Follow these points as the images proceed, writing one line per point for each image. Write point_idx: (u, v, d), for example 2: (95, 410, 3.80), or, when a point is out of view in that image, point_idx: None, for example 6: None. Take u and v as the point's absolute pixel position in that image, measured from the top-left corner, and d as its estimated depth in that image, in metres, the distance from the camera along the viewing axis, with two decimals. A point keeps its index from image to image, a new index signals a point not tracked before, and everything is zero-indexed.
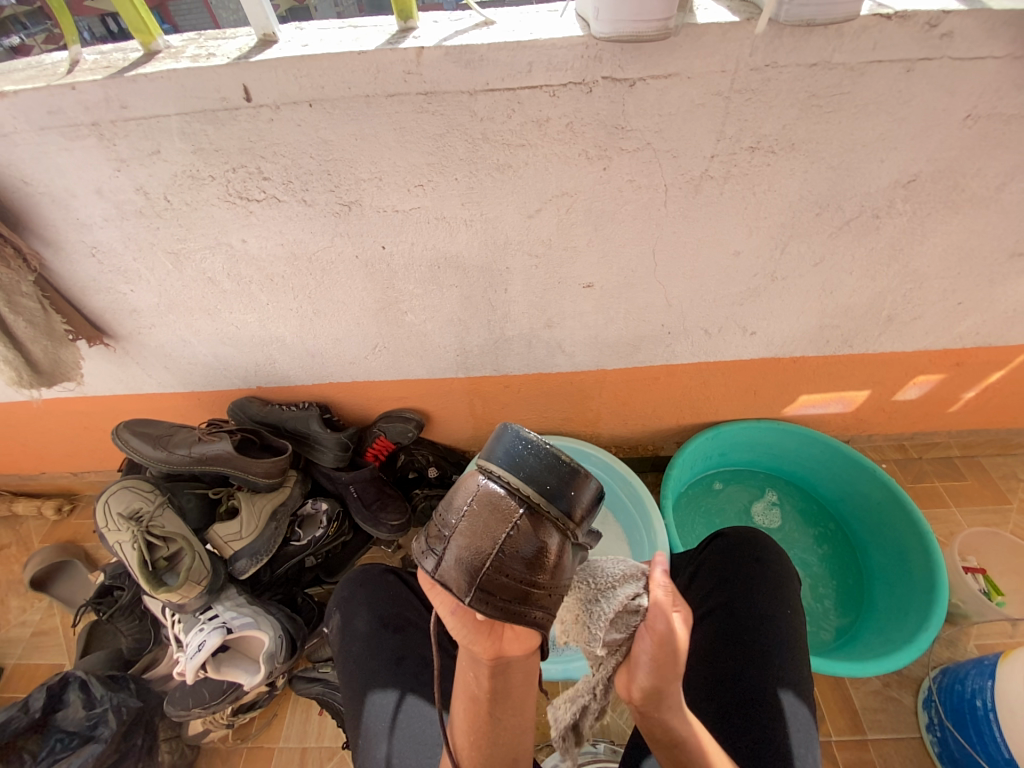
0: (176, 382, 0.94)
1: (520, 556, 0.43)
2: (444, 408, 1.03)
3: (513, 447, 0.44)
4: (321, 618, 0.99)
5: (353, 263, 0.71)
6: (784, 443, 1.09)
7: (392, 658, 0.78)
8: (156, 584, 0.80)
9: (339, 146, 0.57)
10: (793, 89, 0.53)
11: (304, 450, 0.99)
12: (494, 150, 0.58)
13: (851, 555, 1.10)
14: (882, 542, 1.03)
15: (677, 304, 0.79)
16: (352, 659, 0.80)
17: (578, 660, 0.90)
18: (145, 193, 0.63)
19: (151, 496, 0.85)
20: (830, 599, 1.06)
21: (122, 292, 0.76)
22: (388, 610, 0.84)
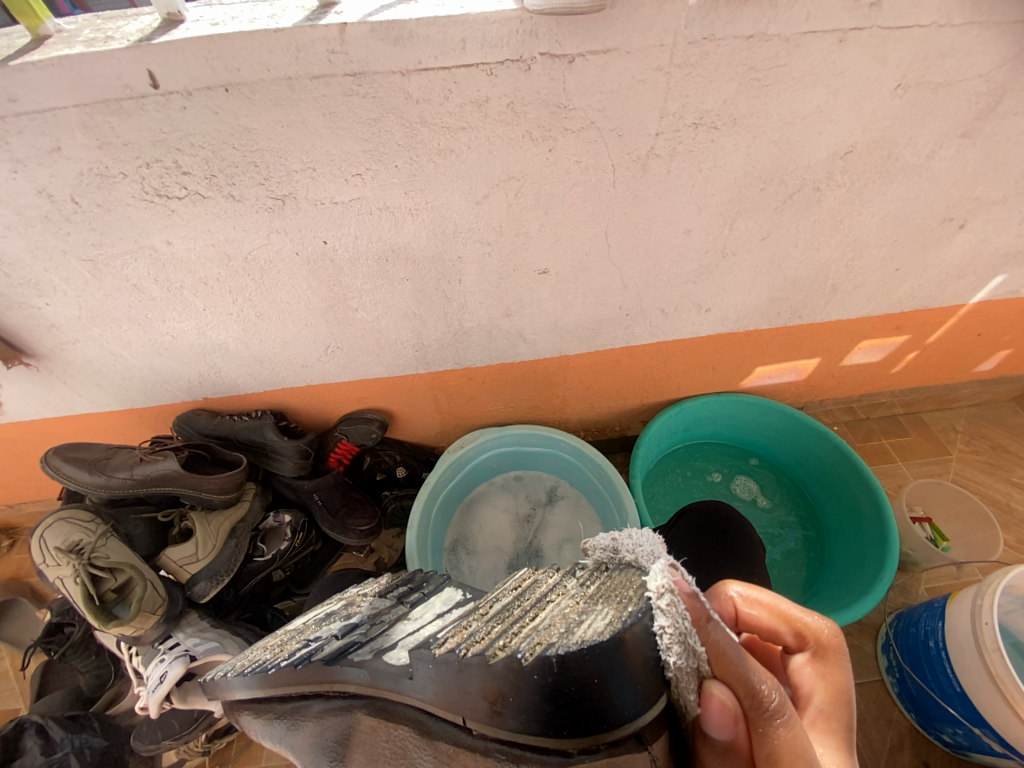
0: (112, 400, 0.87)
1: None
2: (407, 406, 1.00)
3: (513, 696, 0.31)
4: None
5: (295, 261, 0.67)
6: (744, 414, 1.13)
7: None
8: (105, 619, 0.75)
9: (264, 135, 0.53)
10: (732, 63, 0.52)
11: (261, 461, 0.94)
12: (434, 133, 0.55)
13: (807, 519, 1.15)
14: (838, 504, 1.08)
15: (633, 286, 0.79)
16: None
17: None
18: (48, 196, 0.56)
19: (93, 526, 0.79)
20: (788, 562, 1.10)
21: (37, 307, 0.69)
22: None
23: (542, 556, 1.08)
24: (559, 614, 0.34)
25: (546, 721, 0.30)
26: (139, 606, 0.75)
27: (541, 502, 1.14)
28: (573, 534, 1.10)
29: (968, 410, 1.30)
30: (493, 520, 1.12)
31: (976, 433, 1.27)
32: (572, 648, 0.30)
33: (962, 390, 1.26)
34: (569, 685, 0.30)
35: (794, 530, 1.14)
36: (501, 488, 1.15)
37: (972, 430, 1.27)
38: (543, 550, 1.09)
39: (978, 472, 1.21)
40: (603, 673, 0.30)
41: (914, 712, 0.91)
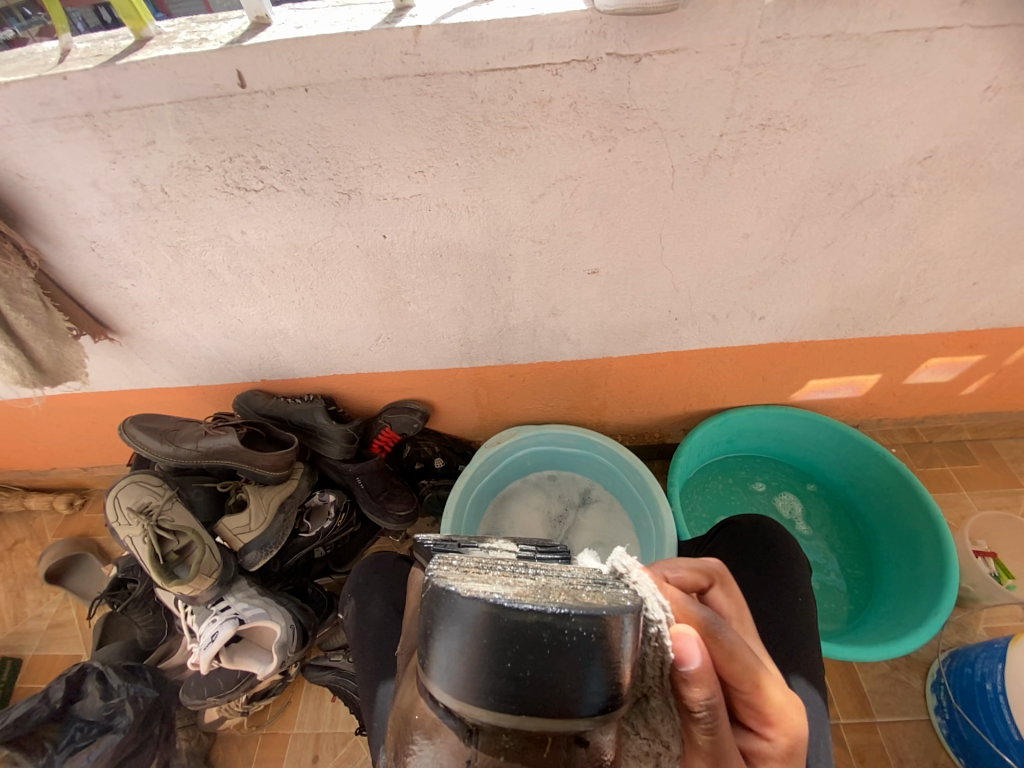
0: (181, 376, 0.93)
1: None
2: (449, 398, 1.03)
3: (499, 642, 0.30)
4: (332, 609, 1.00)
5: (354, 253, 0.70)
6: (792, 428, 1.08)
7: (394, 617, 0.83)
8: (168, 577, 0.81)
9: (336, 132, 0.56)
10: (806, 63, 0.51)
11: (310, 442, 0.99)
12: (496, 133, 0.56)
13: (855, 543, 1.09)
14: (891, 529, 1.02)
15: (684, 290, 0.78)
16: (367, 646, 0.80)
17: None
18: (142, 186, 0.61)
19: (161, 490, 0.86)
20: (832, 586, 1.05)
21: (124, 287, 0.75)
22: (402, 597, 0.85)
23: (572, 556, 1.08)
24: (556, 586, 0.32)
25: (491, 689, 0.28)
26: (198, 567, 0.81)
27: (574, 503, 1.14)
28: (604, 538, 1.10)
29: None
30: (525, 517, 1.13)
31: None
32: (524, 611, 0.28)
33: None
34: (536, 654, 0.28)
35: (840, 554, 1.09)
36: (535, 485, 1.16)
37: None
38: (574, 551, 1.09)
39: None
40: (580, 656, 0.29)
41: (964, 758, 0.85)
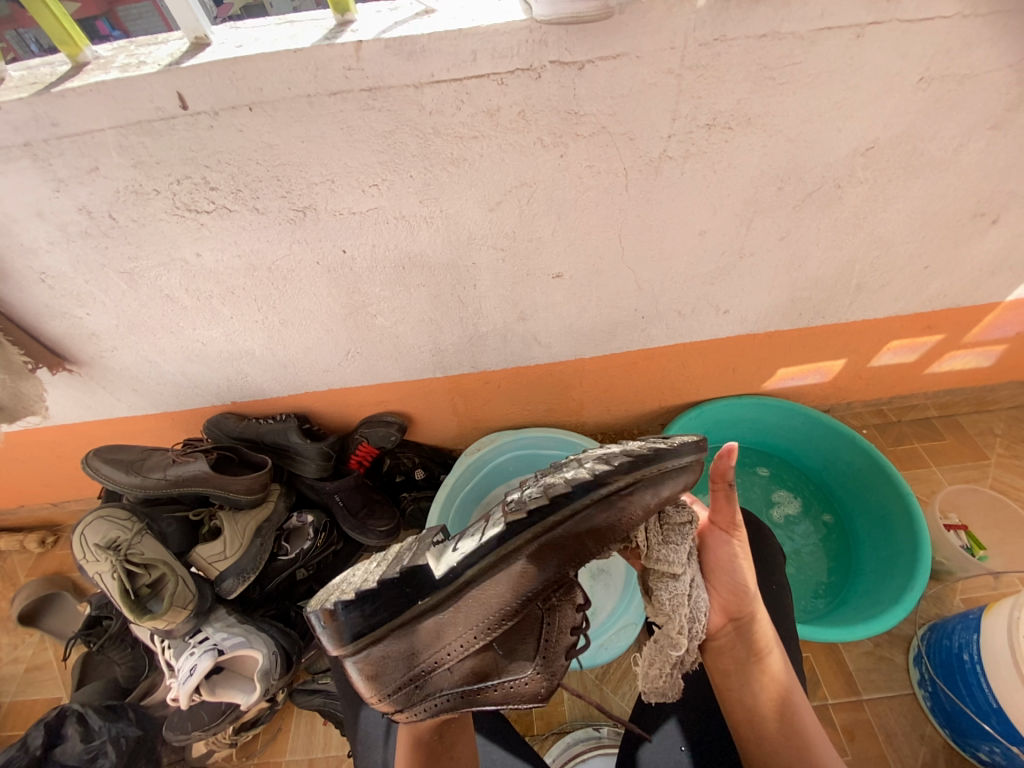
0: (148, 403, 0.91)
1: (410, 655, 0.52)
2: (425, 409, 1.02)
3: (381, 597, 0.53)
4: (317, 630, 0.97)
5: (316, 269, 0.70)
6: (768, 417, 1.10)
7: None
8: (140, 613, 0.78)
9: (286, 150, 0.55)
10: (745, 62, 0.52)
11: (285, 463, 0.96)
12: (447, 143, 0.56)
13: (833, 527, 1.11)
14: (866, 511, 1.04)
15: (649, 288, 0.79)
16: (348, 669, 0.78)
17: (574, 649, 0.89)
18: (88, 213, 0.60)
19: (129, 524, 0.83)
20: (814, 570, 1.07)
21: (79, 317, 0.73)
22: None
23: None
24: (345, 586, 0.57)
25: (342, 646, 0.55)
26: (171, 600, 0.79)
27: None
28: None
29: (1009, 413, 1.24)
30: None
31: (1017, 437, 1.21)
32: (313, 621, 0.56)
33: (1001, 391, 1.20)
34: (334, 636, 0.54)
35: (819, 539, 1.11)
36: None
37: (1012, 434, 1.21)
38: None
39: (1017, 478, 1.15)
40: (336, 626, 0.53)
41: (947, 728, 0.87)
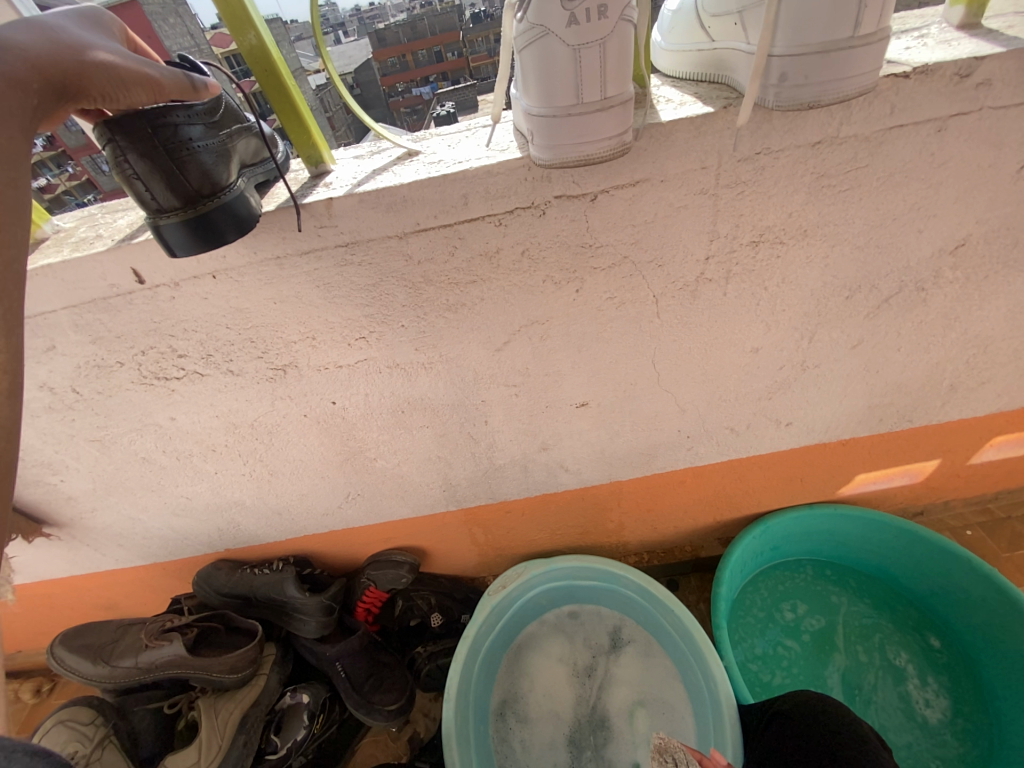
0: (137, 555, 0.83)
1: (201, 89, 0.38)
2: (440, 541, 0.89)
3: (158, 182, 0.34)
4: None
5: (303, 422, 0.61)
6: (917, 553, 0.87)
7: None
8: None
9: (257, 312, 0.48)
10: (796, 173, 0.42)
11: (281, 621, 0.83)
12: (441, 290, 0.48)
13: (971, 753, 0.78)
14: (1012, 668, 0.78)
15: (693, 408, 0.66)
16: None
17: None
18: (52, 389, 0.54)
19: (90, 731, 0.67)
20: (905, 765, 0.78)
21: (53, 483, 0.66)
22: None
23: (609, 726, 0.88)
24: None
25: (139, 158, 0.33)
26: None
27: (603, 649, 0.95)
28: (646, 695, 0.90)
29: None
30: (546, 673, 0.94)
31: None
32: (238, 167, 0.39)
33: None
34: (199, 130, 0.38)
35: (941, 748, 0.79)
36: (553, 629, 0.99)
37: None
38: (609, 718, 0.89)
39: None
40: None
41: None
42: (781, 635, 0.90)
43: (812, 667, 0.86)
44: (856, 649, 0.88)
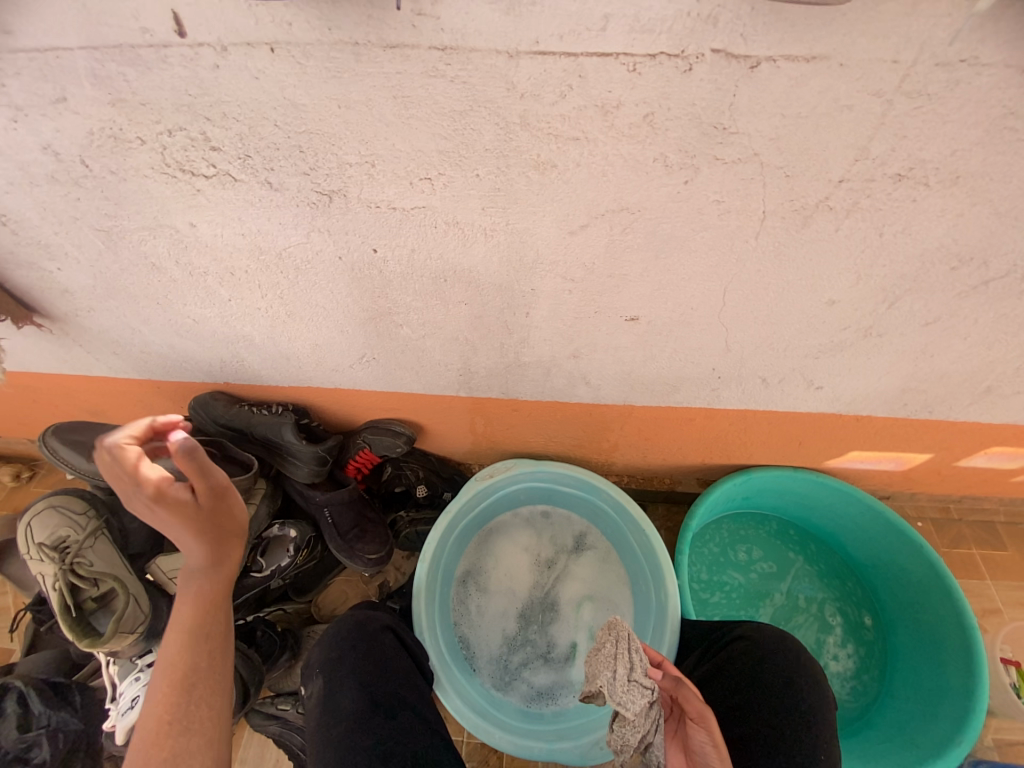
0: (131, 368, 0.80)
1: None
2: (440, 422, 0.89)
3: None
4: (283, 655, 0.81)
5: (336, 265, 0.55)
6: (897, 549, 0.92)
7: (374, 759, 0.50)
8: (80, 635, 0.62)
9: (315, 114, 0.40)
10: (990, 99, 0.36)
11: (274, 461, 0.84)
12: (535, 142, 0.40)
13: (846, 698, 0.93)
14: (916, 637, 0.90)
15: (738, 349, 0.64)
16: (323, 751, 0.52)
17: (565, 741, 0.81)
18: (55, 154, 0.46)
19: (84, 520, 0.67)
20: None
21: (48, 269, 0.61)
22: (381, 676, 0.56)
23: (557, 610, 0.98)
24: None
25: None
26: (119, 625, 0.62)
27: (566, 549, 1.03)
28: (597, 592, 0.99)
29: None
30: (509, 558, 1.02)
31: None
32: None
33: None
34: None
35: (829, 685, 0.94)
36: (524, 522, 1.05)
37: None
38: (559, 604, 0.98)
39: None
40: None
41: None
42: (731, 572, 0.99)
43: (753, 604, 0.96)
44: (797, 601, 0.98)
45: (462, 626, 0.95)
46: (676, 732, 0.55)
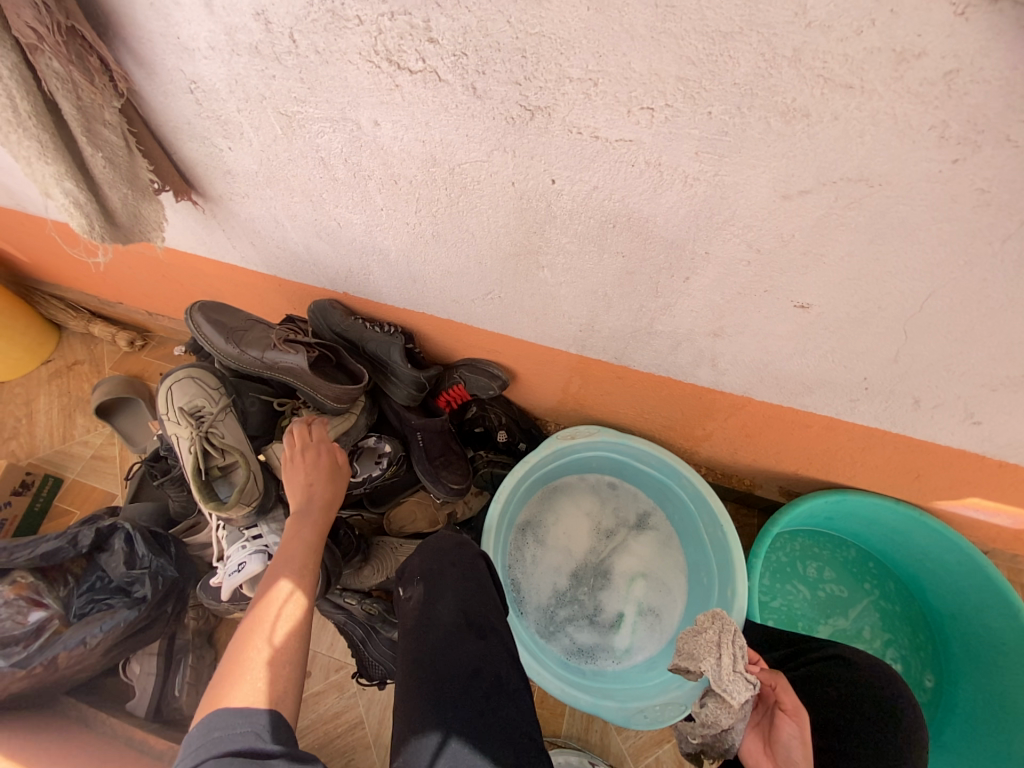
0: (261, 261, 0.82)
1: None
2: (537, 374, 0.88)
3: None
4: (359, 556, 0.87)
5: (505, 190, 0.53)
6: (985, 614, 0.86)
7: (466, 673, 0.55)
8: (208, 495, 0.70)
9: (556, 15, 0.36)
10: None
11: (377, 377, 0.87)
12: (797, 83, 0.35)
13: None
14: (981, 695, 0.87)
15: (905, 363, 0.58)
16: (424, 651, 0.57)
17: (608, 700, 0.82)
18: (266, 23, 0.45)
19: (216, 395, 0.76)
20: None
21: (219, 147, 0.61)
22: (476, 601, 0.60)
23: (609, 578, 0.99)
24: None
25: None
26: (240, 494, 0.70)
27: (627, 524, 1.02)
28: (651, 572, 0.99)
29: None
30: (570, 519, 1.03)
31: None
32: None
33: None
34: None
35: None
36: (590, 488, 1.05)
37: None
38: (611, 573, 0.99)
39: None
40: None
41: None
42: (795, 584, 0.99)
43: (811, 618, 0.97)
44: (859, 629, 0.97)
45: (515, 570, 0.98)
46: (760, 723, 0.56)
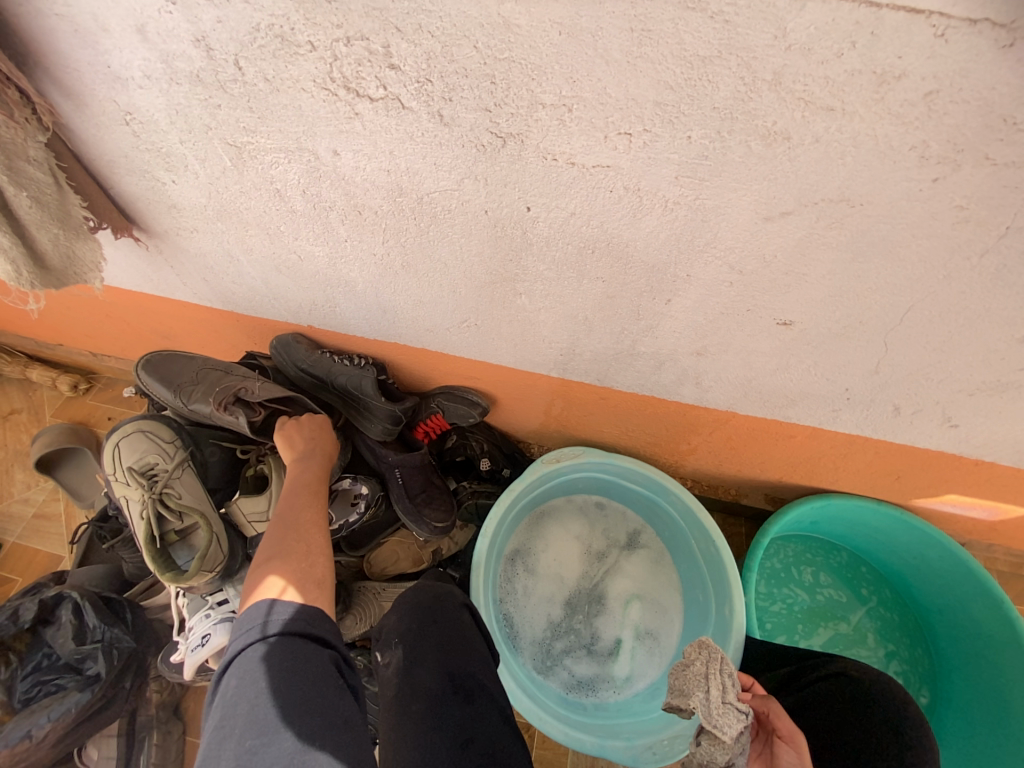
0: (216, 298, 0.77)
1: None
2: (517, 399, 0.86)
3: None
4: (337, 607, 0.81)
5: (477, 218, 0.50)
6: (971, 608, 0.87)
7: (454, 743, 0.50)
8: (164, 566, 0.64)
9: (525, 39, 0.34)
10: None
11: (348, 412, 0.82)
12: (776, 106, 0.34)
13: None
14: (974, 690, 0.88)
15: (886, 373, 0.58)
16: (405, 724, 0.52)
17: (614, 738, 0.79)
18: (207, 49, 0.41)
19: (170, 450, 0.70)
20: None
21: (162, 180, 0.56)
22: (463, 660, 0.56)
23: (604, 603, 0.96)
24: None
25: None
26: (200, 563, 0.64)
27: (618, 544, 1.00)
28: (645, 592, 0.97)
29: None
30: (559, 543, 0.99)
31: None
32: None
33: None
34: None
35: None
36: (578, 510, 1.02)
37: None
38: (606, 598, 0.96)
39: None
40: None
41: None
42: (788, 591, 0.99)
43: (809, 624, 0.97)
44: (853, 632, 0.97)
45: (507, 604, 0.94)
46: (762, 755, 0.54)
